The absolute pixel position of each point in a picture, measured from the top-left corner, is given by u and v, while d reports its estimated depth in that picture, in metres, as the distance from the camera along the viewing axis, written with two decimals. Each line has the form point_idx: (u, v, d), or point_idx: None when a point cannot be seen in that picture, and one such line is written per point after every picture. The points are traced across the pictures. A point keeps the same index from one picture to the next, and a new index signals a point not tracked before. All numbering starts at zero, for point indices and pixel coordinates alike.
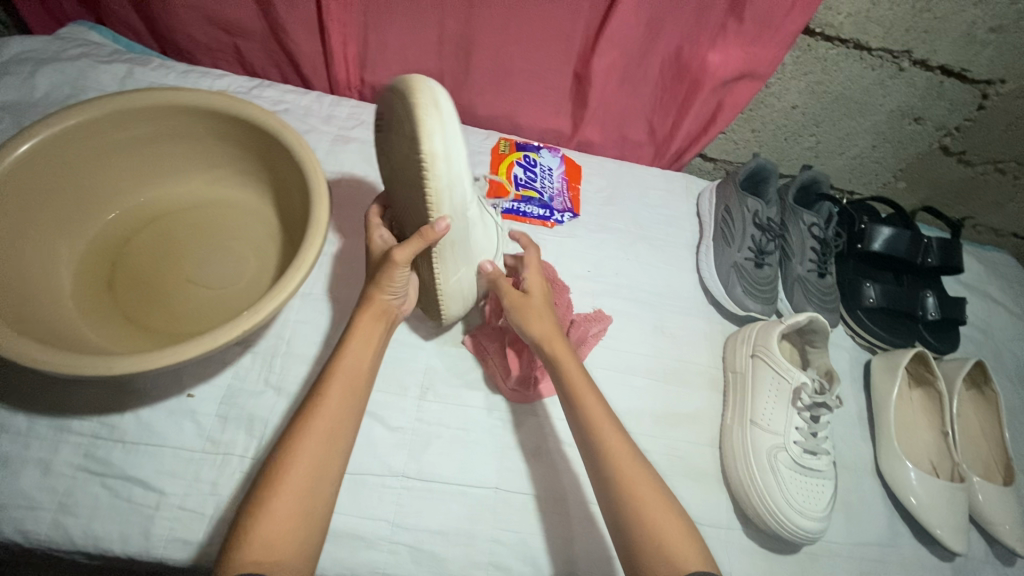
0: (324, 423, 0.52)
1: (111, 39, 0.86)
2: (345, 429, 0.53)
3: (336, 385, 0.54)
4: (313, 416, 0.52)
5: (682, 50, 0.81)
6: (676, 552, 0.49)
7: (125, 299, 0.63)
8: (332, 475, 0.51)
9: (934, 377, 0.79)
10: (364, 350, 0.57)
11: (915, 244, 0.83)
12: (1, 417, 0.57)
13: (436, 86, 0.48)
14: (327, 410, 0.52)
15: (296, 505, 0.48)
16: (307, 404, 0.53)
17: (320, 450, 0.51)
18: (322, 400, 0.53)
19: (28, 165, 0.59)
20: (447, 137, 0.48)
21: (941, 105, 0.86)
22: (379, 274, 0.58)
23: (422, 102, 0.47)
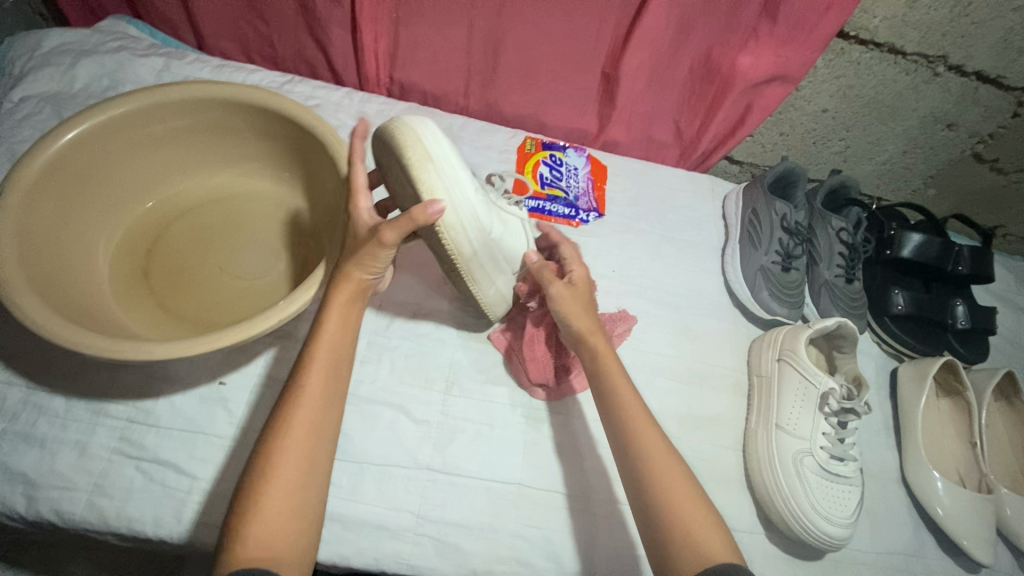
0: (308, 414, 0.51)
1: (148, 34, 0.88)
2: (329, 418, 0.52)
3: (315, 375, 0.53)
4: (295, 409, 0.51)
5: (712, 52, 0.81)
6: (705, 547, 0.49)
7: (160, 288, 0.64)
8: (320, 466, 0.51)
9: (964, 387, 0.78)
10: (339, 337, 0.55)
11: (946, 251, 0.82)
12: (40, 399, 0.58)
13: (419, 131, 0.53)
14: (307, 402, 0.51)
15: (288, 501, 0.48)
16: (287, 395, 0.52)
17: (307, 443, 0.50)
18: (302, 391, 0.52)
19: (73, 154, 0.60)
20: (438, 177, 0.52)
21: (974, 111, 0.85)
22: (360, 251, 0.55)
23: (410, 152, 0.52)
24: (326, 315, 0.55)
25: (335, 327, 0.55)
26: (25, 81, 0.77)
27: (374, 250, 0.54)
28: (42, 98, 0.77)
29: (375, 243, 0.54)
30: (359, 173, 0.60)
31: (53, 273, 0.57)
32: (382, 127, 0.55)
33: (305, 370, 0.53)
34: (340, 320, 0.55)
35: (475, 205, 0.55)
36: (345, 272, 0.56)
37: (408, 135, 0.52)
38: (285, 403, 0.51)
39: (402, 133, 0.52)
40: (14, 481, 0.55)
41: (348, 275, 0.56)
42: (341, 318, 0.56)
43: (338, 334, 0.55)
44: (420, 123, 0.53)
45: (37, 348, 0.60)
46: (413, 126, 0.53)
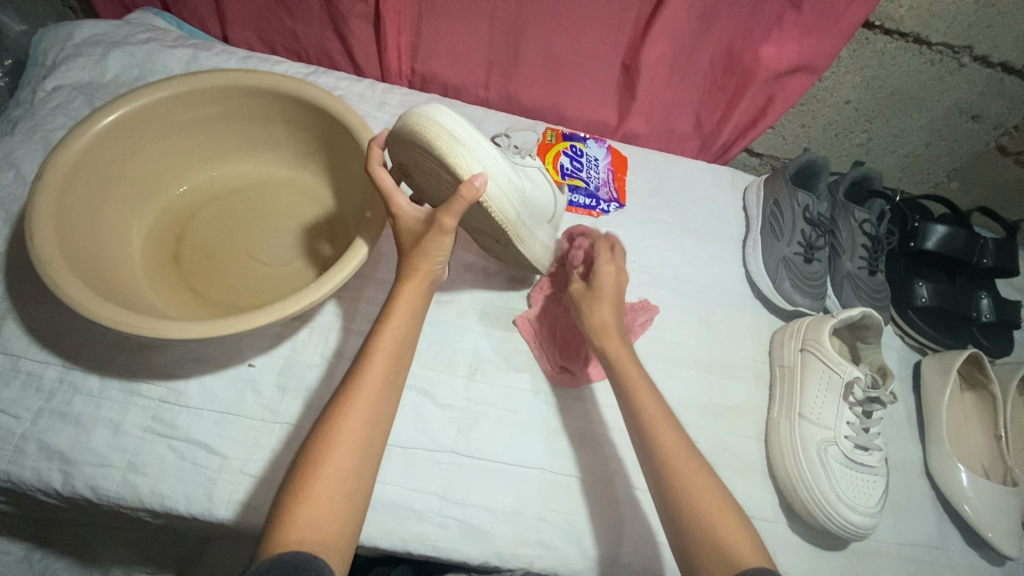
0: (371, 391, 0.53)
1: (176, 26, 0.89)
2: (389, 397, 0.54)
3: (382, 354, 0.54)
4: (360, 384, 0.53)
5: (735, 43, 0.80)
6: (734, 552, 0.49)
7: (190, 272, 0.66)
8: (376, 442, 0.52)
9: (989, 380, 0.77)
10: (406, 322, 0.57)
11: (971, 244, 0.81)
12: (76, 378, 0.59)
13: (437, 117, 0.51)
14: (373, 378, 0.53)
15: (346, 471, 0.49)
16: (353, 371, 0.54)
17: (367, 418, 0.52)
18: (368, 368, 0.54)
19: (108, 138, 0.62)
20: (470, 157, 0.51)
21: (1000, 103, 0.84)
22: (424, 242, 0.56)
23: (438, 140, 0.50)
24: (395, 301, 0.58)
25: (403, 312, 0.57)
26: (58, 71, 0.79)
27: (437, 241, 0.56)
28: (73, 87, 0.78)
29: (438, 230, 0.55)
30: (377, 172, 0.57)
31: (88, 253, 0.58)
32: (397, 127, 0.52)
33: (372, 349, 0.55)
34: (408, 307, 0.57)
35: (505, 170, 0.55)
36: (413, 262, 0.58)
37: (428, 123, 0.50)
38: (346, 388, 0.53)
39: (422, 123, 0.50)
40: (51, 458, 0.56)
41: (416, 265, 0.58)
42: (408, 303, 0.58)
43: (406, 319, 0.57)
44: (434, 107, 0.51)
45: (73, 329, 0.61)
46: (428, 114, 0.51)
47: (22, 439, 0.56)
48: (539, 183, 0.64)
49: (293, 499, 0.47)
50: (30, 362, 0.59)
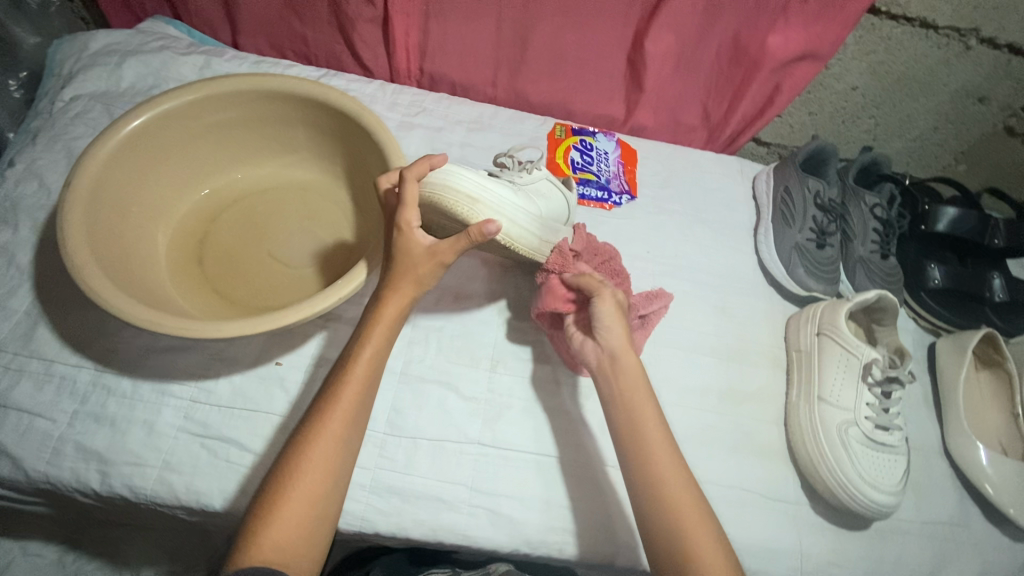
0: (339, 426, 0.51)
1: (187, 34, 0.90)
2: (358, 430, 0.52)
3: (353, 386, 0.52)
4: (327, 419, 0.51)
5: (740, 34, 0.81)
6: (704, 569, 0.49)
7: (215, 273, 0.67)
8: (343, 475, 0.51)
9: (1003, 358, 0.78)
10: (380, 349, 0.54)
11: (982, 223, 0.82)
12: (109, 380, 0.61)
13: (452, 182, 0.53)
14: (340, 412, 0.51)
15: (309, 508, 0.48)
16: (320, 404, 0.52)
17: (336, 454, 0.50)
18: (336, 402, 0.51)
19: (135, 143, 0.63)
20: (489, 212, 0.55)
21: (1006, 84, 0.85)
22: (413, 267, 0.55)
23: (459, 206, 0.53)
24: (369, 325, 0.55)
25: (376, 341, 0.54)
26: (74, 82, 0.80)
27: (427, 268, 0.55)
28: (91, 97, 0.80)
29: (433, 261, 0.55)
30: (411, 185, 0.54)
31: (119, 257, 0.59)
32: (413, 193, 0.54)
33: (342, 380, 0.52)
34: (382, 335, 0.55)
35: (521, 206, 0.59)
36: (392, 284, 0.55)
37: (445, 192, 0.53)
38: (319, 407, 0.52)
39: (439, 193, 0.53)
40: (87, 459, 0.57)
41: (397, 287, 0.55)
42: (383, 328, 0.55)
43: (379, 346, 0.54)
44: (446, 171, 0.54)
45: (105, 333, 0.63)
46: (442, 178, 0.54)
47: (59, 442, 0.57)
48: (546, 191, 0.67)
49: (256, 533, 0.46)
50: (64, 367, 0.61)
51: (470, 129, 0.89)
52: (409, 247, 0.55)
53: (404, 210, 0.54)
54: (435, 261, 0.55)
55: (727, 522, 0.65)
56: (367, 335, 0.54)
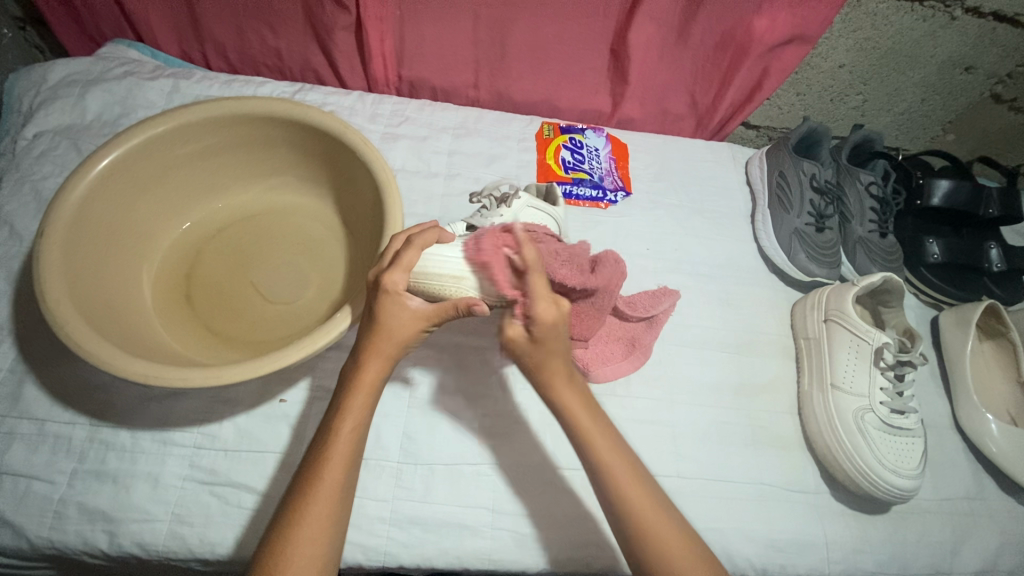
0: (325, 504, 0.46)
1: (151, 56, 0.86)
2: (344, 502, 0.48)
3: (337, 454, 0.48)
4: (312, 498, 0.46)
5: (725, 20, 0.79)
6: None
7: (204, 309, 0.64)
8: (335, 551, 0.47)
9: (1007, 328, 0.78)
10: (361, 419, 0.50)
11: (976, 195, 0.82)
12: (106, 434, 0.58)
13: (433, 267, 0.51)
14: (325, 490, 0.47)
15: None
16: (303, 480, 0.48)
17: (324, 531, 0.46)
18: (319, 479, 0.47)
19: (108, 180, 0.60)
20: (478, 283, 0.53)
21: (992, 52, 0.84)
22: (392, 331, 0.49)
23: (447, 289, 0.52)
24: (348, 393, 0.50)
25: (355, 414, 0.49)
26: (36, 117, 0.76)
27: (412, 332, 0.50)
28: (56, 132, 0.76)
29: (417, 329, 0.50)
30: (412, 251, 0.50)
31: (103, 306, 0.56)
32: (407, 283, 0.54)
33: (324, 451, 0.48)
34: (360, 408, 0.49)
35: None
36: (373, 347, 0.50)
37: (427, 272, 0.51)
38: (305, 478, 0.48)
39: (421, 279, 0.51)
40: (92, 519, 0.55)
41: (376, 349, 0.50)
42: (363, 396, 0.50)
43: (361, 414, 0.50)
44: (426, 257, 0.52)
45: (97, 386, 0.60)
46: (423, 264, 0.52)
47: (60, 505, 0.55)
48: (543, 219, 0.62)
49: None
50: (57, 425, 0.58)
51: (456, 136, 0.87)
52: (396, 313, 0.49)
53: (392, 272, 0.49)
54: (422, 324, 0.50)
55: (750, 519, 0.65)
56: (346, 408, 0.49)
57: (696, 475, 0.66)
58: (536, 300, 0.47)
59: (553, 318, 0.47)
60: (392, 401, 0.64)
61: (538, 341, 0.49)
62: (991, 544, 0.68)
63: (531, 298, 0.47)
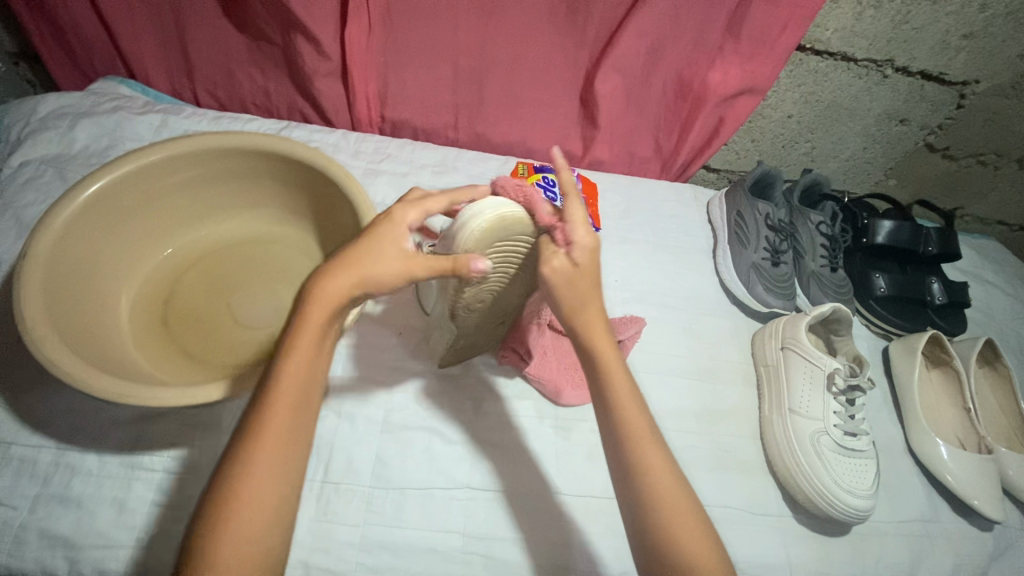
0: (270, 458, 0.45)
1: (141, 92, 0.89)
2: (295, 456, 0.46)
3: (283, 406, 0.46)
4: (256, 450, 0.45)
5: (683, 74, 0.87)
6: None
7: (179, 334, 0.65)
8: (284, 514, 0.45)
9: (950, 357, 0.84)
10: (311, 362, 0.48)
11: (916, 234, 0.89)
12: (73, 458, 0.58)
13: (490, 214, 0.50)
14: (270, 441, 0.45)
15: (241, 552, 0.42)
16: (244, 434, 0.46)
17: (272, 483, 0.45)
18: (262, 429, 0.45)
19: (94, 207, 0.61)
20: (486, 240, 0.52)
21: (923, 106, 0.93)
22: (373, 264, 0.48)
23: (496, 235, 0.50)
24: (295, 338, 0.48)
25: (303, 353, 0.47)
26: (23, 146, 0.78)
27: (393, 274, 0.48)
28: (42, 161, 0.78)
29: (403, 271, 0.48)
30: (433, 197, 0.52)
31: (81, 329, 0.57)
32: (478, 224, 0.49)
33: (268, 404, 0.46)
34: (309, 348, 0.48)
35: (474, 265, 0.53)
36: (330, 274, 0.48)
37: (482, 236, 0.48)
38: (247, 431, 0.46)
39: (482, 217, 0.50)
40: (54, 545, 0.54)
41: (331, 288, 0.48)
42: (312, 336, 0.48)
43: (309, 361, 0.48)
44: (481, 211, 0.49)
45: (65, 408, 0.60)
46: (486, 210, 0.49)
47: (20, 530, 0.54)
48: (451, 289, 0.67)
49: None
50: (22, 448, 0.57)
51: (435, 173, 0.91)
52: (385, 248, 0.49)
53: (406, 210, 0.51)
54: (407, 270, 0.48)
55: None
56: (292, 346, 0.47)
57: None
58: (577, 225, 0.51)
59: (589, 244, 0.52)
60: (366, 425, 0.65)
61: (576, 265, 0.52)
62: (947, 565, 0.71)
63: (571, 223, 0.51)
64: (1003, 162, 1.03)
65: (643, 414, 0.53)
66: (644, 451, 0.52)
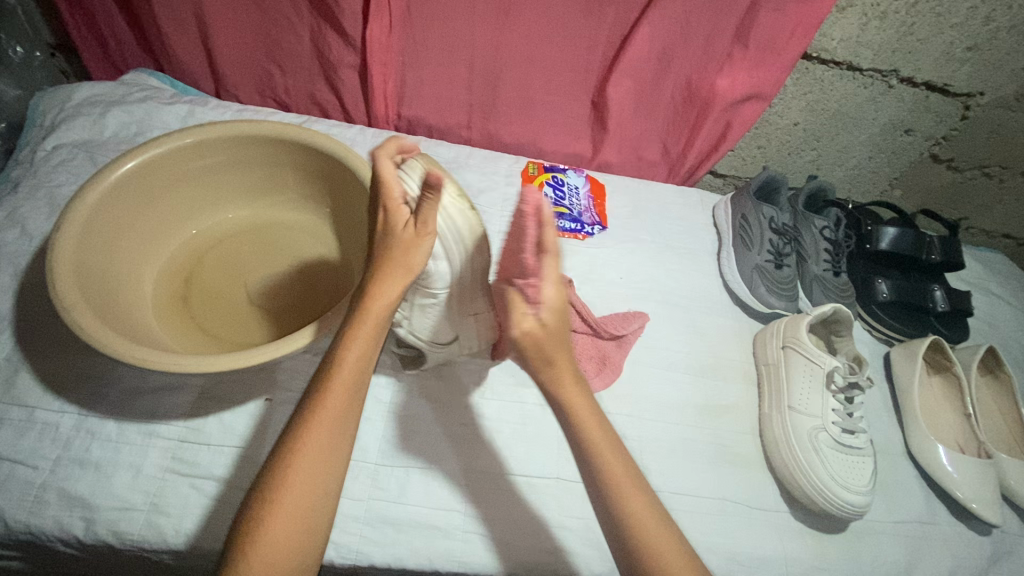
0: (321, 441, 0.47)
1: (170, 85, 0.93)
2: (342, 441, 0.48)
3: (337, 393, 0.48)
4: (308, 434, 0.47)
5: (692, 78, 0.89)
6: None
7: (199, 311, 0.68)
8: (330, 497, 0.47)
9: (951, 362, 0.85)
10: (365, 354, 0.50)
11: (919, 241, 0.90)
12: (93, 424, 0.60)
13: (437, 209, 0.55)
14: (323, 426, 0.47)
15: (291, 530, 0.44)
16: (298, 420, 0.47)
17: (318, 471, 0.46)
18: (318, 413, 0.47)
19: (125, 186, 0.65)
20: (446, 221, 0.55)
21: (928, 117, 0.95)
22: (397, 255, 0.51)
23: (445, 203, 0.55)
24: (353, 329, 0.50)
25: (359, 346, 0.49)
26: (57, 131, 0.82)
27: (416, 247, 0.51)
28: (74, 146, 0.81)
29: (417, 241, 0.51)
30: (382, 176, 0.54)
31: (108, 299, 0.59)
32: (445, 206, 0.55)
33: (324, 390, 0.48)
34: (367, 338, 0.50)
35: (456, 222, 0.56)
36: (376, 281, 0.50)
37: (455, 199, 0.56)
38: (302, 418, 0.47)
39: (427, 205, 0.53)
40: (71, 505, 0.56)
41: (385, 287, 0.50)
42: (370, 329, 0.50)
43: (364, 351, 0.50)
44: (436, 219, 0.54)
45: (90, 376, 0.62)
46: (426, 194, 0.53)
47: (41, 490, 0.56)
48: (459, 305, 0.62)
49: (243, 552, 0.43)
50: (46, 413, 0.60)
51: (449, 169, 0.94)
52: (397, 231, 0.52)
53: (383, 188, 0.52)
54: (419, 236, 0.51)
55: (712, 533, 0.67)
56: (349, 337, 0.49)
57: (659, 488, 0.69)
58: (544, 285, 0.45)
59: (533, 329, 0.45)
60: (372, 405, 0.67)
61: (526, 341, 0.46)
62: (944, 566, 0.71)
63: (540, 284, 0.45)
64: (1007, 175, 1.04)
65: (612, 432, 0.50)
66: (618, 482, 0.50)
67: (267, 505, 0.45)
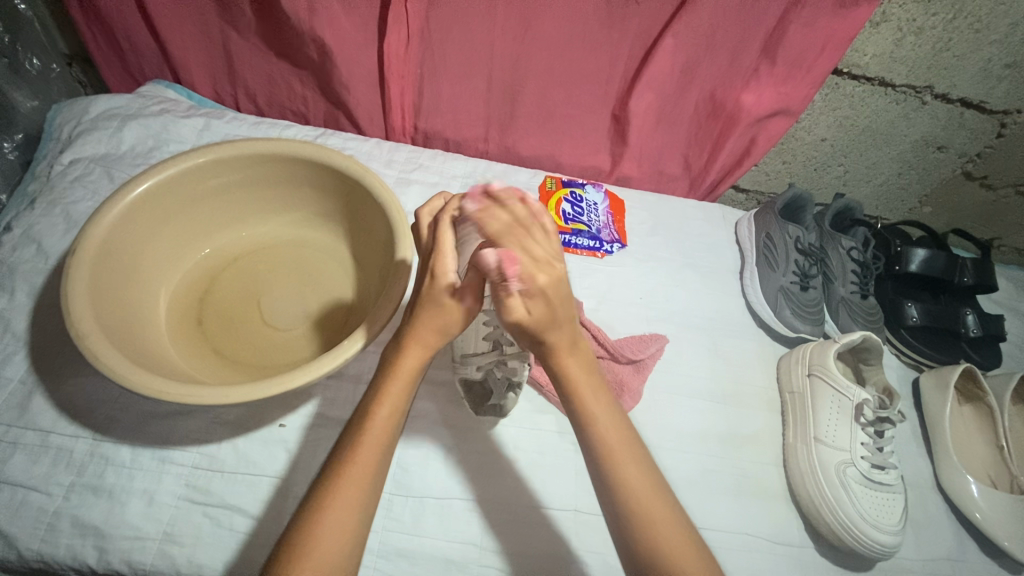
0: (352, 495, 0.46)
1: (186, 96, 0.92)
2: (371, 493, 0.47)
3: (369, 447, 0.47)
4: (339, 489, 0.46)
5: (716, 93, 0.86)
6: None
7: (214, 334, 0.67)
8: (356, 548, 0.46)
9: (984, 393, 0.82)
10: (397, 408, 0.49)
11: (951, 263, 0.87)
12: (107, 449, 0.60)
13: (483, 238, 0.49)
14: (353, 479, 0.46)
15: None
16: (328, 472, 0.47)
17: (348, 526, 0.46)
18: (350, 467, 0.47)
19: (141, 208, 0.64)
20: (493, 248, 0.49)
21: (962, 134, 0.91)
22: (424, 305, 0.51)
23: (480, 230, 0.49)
24: (386, 381, 0.49)
25: (392, 401, 0.49)
26: (73, 146, 0.81)
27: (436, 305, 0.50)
28: (91, 160, 0.81)
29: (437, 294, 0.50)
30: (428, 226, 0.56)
31: (122, 324, 0.59)
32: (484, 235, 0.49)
33: (354, 442, 0.47)
34: (400, 391, 0.49)
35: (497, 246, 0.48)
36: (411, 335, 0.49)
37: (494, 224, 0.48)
38: (333, 471, 0.47)
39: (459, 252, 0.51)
40: (84, 533, 0.55)
41: (417, 340, 0.49)
42: (402, 382, 0.49)
43: (396, 404, 0.49)
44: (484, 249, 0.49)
45: (104, 400, 0.62)
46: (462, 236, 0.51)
47: (55, 517, 0.56)
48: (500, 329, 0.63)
49: None
50: (60, 437, 0.59)
51: (466, 184, 0.93)
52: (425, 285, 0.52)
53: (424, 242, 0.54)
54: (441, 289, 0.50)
55: (733, 568, 0.65)
56: (381, 395, 0.48)
57: None
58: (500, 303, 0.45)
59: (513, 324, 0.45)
60: None
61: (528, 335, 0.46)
62: None
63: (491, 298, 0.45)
64: None
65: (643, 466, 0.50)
66: (651, 518, 0.49)
67: (291, 561, 0.43)
